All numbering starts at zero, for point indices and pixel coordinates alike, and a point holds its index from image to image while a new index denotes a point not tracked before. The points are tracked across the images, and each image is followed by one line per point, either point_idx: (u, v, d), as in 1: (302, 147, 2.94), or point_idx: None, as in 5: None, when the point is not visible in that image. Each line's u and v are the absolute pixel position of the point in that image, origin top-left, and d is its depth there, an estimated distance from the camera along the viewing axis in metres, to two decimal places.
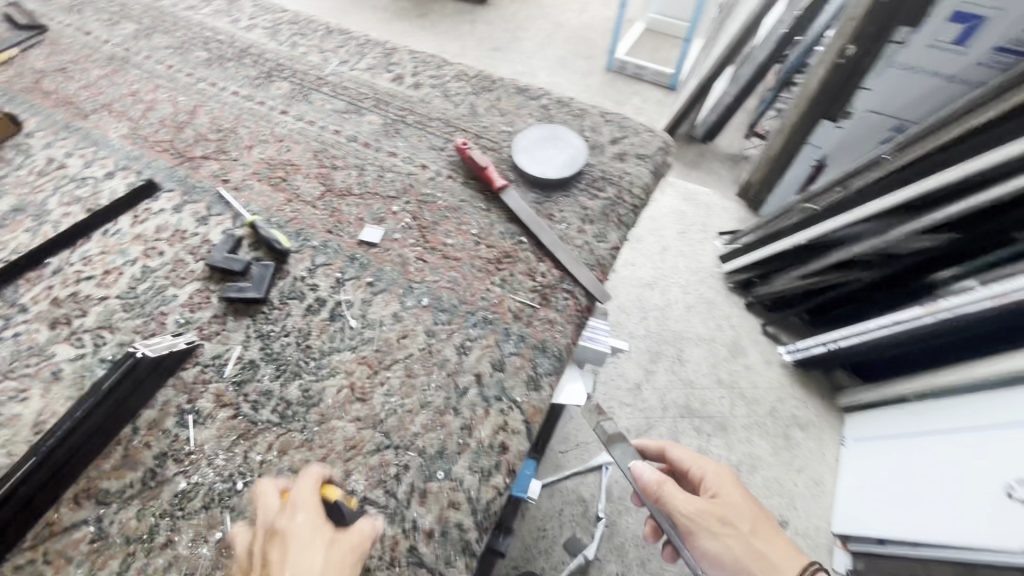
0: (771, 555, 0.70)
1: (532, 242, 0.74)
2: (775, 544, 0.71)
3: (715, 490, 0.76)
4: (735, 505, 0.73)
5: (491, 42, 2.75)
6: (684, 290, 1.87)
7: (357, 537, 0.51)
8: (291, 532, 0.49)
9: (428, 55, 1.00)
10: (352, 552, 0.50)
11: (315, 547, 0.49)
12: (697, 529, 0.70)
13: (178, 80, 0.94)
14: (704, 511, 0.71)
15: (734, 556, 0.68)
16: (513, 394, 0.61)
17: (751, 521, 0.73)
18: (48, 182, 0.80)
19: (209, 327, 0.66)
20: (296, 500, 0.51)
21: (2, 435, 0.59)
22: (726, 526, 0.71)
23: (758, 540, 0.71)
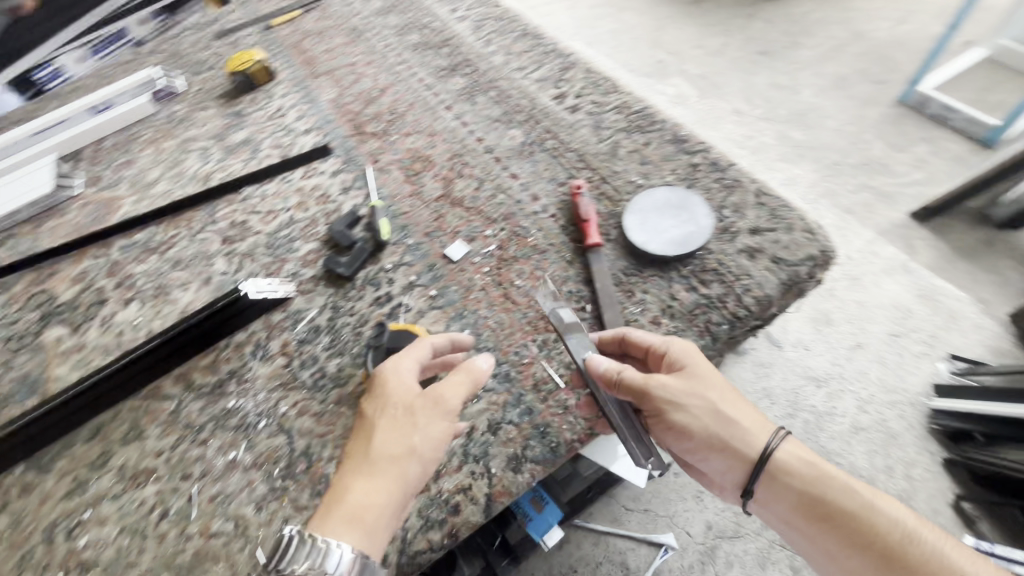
0: (745, 425, 0.58)
1: (594, 314, 0.68)
2: (744, 411, 0.59)
3: (680, 360, 0.60)
4: (706, 376, 0.59)
5: (763, 44, 2.27)
6: (863, 406, 1.42)
7: (430, 406, 0.56)
8: (386, 422, 0.56)
9: (602, 78, 0.95)
10: (425, 418, 0.55)
11: (386, 419, 0.56)
12: (668, 411, 0.58)
13: (387, 59, 1.08)
14: (671, 393, 0.58)
15: (713, 437, 0.58)
16: (491, 461, 0.60)
17: (726, 394, 0.59)
18: (270, 127, 1.02)
19: (306, 284, 0.80)
20: (396, 396, 0.57)
21: (166, 309, 0.82)
22: (700, 403, 0.58)
23: (736, 412, 0.58)
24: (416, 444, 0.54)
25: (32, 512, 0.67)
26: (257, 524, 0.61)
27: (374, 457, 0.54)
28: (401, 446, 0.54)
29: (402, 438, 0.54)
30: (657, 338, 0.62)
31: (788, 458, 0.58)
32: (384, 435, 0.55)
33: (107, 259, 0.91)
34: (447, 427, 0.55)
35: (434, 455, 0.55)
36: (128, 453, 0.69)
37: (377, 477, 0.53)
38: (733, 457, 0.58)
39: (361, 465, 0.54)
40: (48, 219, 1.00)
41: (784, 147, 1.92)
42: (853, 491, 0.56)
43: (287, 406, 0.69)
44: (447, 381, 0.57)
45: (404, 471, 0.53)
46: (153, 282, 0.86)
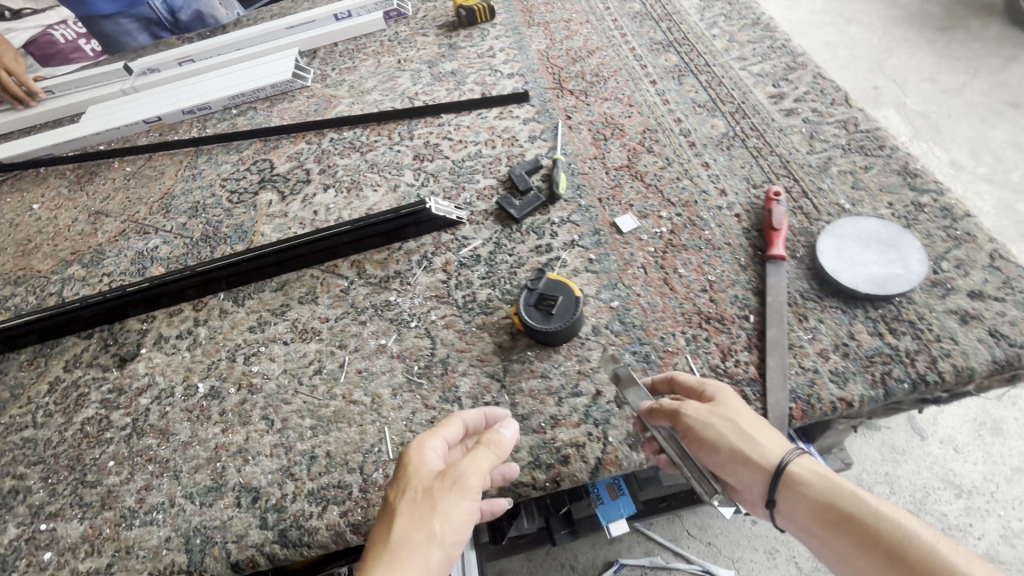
0: (767, 443, 0.54)
1: (756, 326, 0.64)
2: (771, 437, 0.55)
3: (713, 393, 0.58)
4: (737, 409, 0.56)
5: None
6: (1007, 536, 1.21)
7: (449, 487, 0.52)
8: (402, 511, 0.52)
9: (833, 85, 0.86)
10: (446, 501, 0.51)
11: (407, 502, 0.52)
12: (696, 431, 0.56)
13: (603, 22, 1.08)
14: (700, 416, 0.56)
15: (736, 452, 0.54)
16: (610, 430, 0.61)
17: (754, 420, 0.56)
18: (478, 65, 1.08)
19: (477, 215, 0.85)
20: (410, 483, 0.54)
21: (356, 203, 0.92)
22: (727, 424, 0.55)
23: (760, 433, 0.55)
24: (437, 527, 0.50)
25: (223, 333, 0.81)
26: (390, 406, 0.68)
27: (393, 546, 0.49)
28: (422, 529, 0.50)
29: (424, 523, 0.50)
30: (694, 376, 0.61)
31: (799, 469, 0.53)
32: (405, 518, 0.51)
33: (319, 147, 1.04)
34: (471, 510, 0.52)
35: (457, 540, 0.51)
36: (302, 310, 0.80)
37: (397, 566, 0.48)
38: (754, 470, 0.54)
39: (381, 554, 0.49)
40: (281, 101, 1.16)
41: (1009, 219, 1.61)
42: (863, 497, 0.50)
43: (435, 316, 0.75)
44: (467, 459, 0.54)
45: (426, 558, 0.49)
46: (350, 176, 0.97)
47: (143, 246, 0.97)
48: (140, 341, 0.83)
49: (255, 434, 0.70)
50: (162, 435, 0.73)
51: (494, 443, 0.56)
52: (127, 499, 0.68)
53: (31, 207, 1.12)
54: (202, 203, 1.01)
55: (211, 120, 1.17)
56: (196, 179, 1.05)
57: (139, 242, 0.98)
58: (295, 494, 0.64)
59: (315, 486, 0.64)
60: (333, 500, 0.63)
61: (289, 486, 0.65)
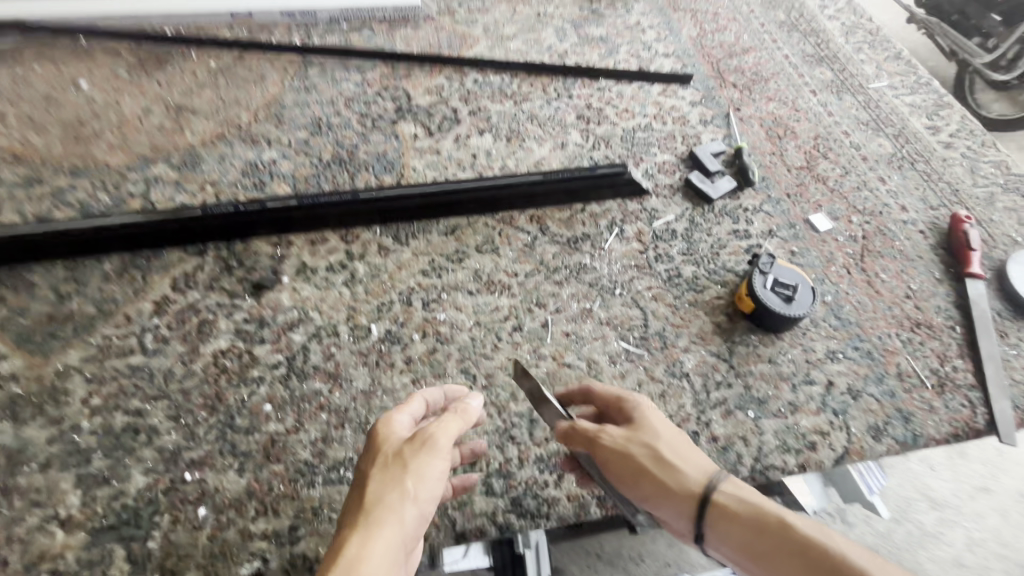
0: (686, 467, 0.53)
1: (964, 337, 0.68)
2: (688, 458, 0.54)
3: (633, 412, 0.57)
4: (656, 429, 0.55)
5: None
6: (969, 544, 1.48)
7: (420, 448, 0.49)
8: (373, 474, 0.48)
9: (979, 128, 0.93)
10: (417, 461, 0.48)
11: (376, 467, 0.48)
12: (615, 464, 0.54)
13: (752, 23, 1.09)
14: (617, 442, 0.55)
15: (658, 485, 0.53)
16: (851, 421, 0.62)
17: (674, 439, 0.55)
18: (628, 37, 1.05)
19: (663, 189, 0.82)
20: (377, 445, 0.50)
21: (520, 154, 0.85)
22: (644, 452, 0.54)
23: (681, 457, 0.54)
24: (411, 485, 0.47)
25: (389, 273, 0.70)
26: (611, 374, 0.64)
27: (368, 510, 0.46)
28: (393, 489, 0.46)
29: (396, 483, 0.47)
30: (613, 391, 0.59)
31: (723, 494, 0.52)
32: (376, 481, 0.47)
33: (462, 85, 0.94)
34: (445, 466, 0.49)
35: (432, 497, 0.48)
36: (484, 260, 0.72)
37: (372, 527, 0.44)
38: (679, 504, 0.53)
39: (354, 520, 0.46)
40: (402, 27, 1.03)
41: None
42: (788, 524, 0.49)
43: (641, 287, 0.71)
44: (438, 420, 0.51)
45: (400, 518, 0.45)
46: (507, 125, 0.89)
47: (254, 157, 0.82)
48: (277, 268, 0.70)
49: None
50: (333, 381, 0.61)
51: (459, 405, 0.53)
52: (300, 452, 0.57)
53: (75, 83, 0.90)
54: (325, 121, 0.87)
55: (314, 28, 1.01)
56: (311, 92, 0.91)
57: (248, 151, 0.82)
58: (521, 459, 0.58)
59: (545, 452, 0.58)
60: (568, 469, 0.58)
61: (510, 451, 0.58)
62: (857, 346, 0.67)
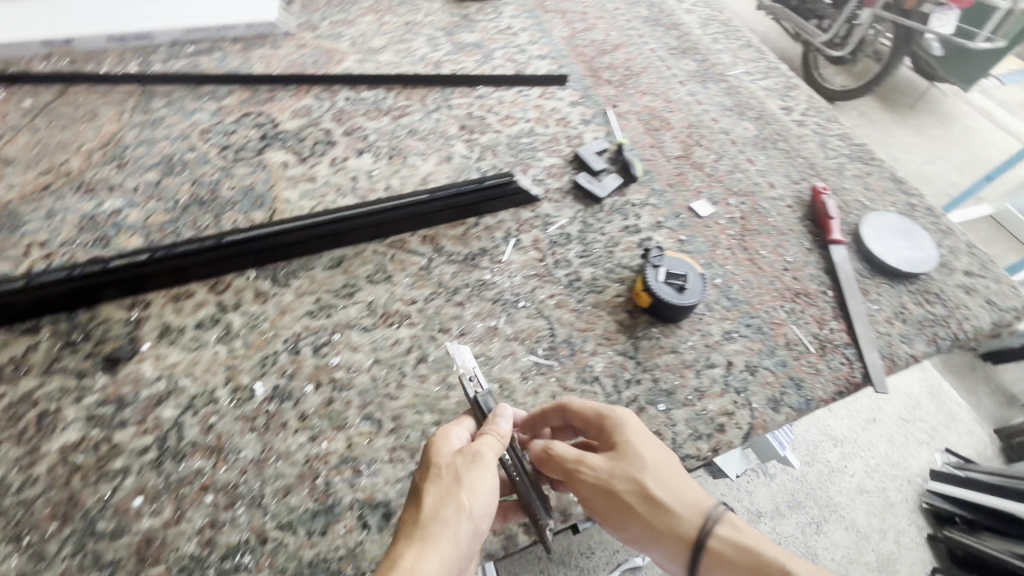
0: (677, 505, 0.55)
1: (835, 299, 0.75)
2: (679, 492, 0.55)
3: (616, 439, 0.57)
4: (641, 460, 0.56)
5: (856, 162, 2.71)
6: (869, 471, 1.67)
7: (472, 462, 0.51)
8: (428, 488, 0.50)
9: (823, 105, 1.03)
10: (470, 474, 0.50)
11: (430, 480, 0.51)
12: (600, 500, 0.55)
13: (618, 20, 1.12)
14: (601, 476, 0.56)
15: (646, 528, 0.55)
16: (751, 397, 0.65)
17: (660, 468, 0.56)
18: (501, 41, 1.04)
19: (553, 193, 0.81)
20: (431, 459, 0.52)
21: (404, 171, 0.81)
22: (630, 490, 0.55)
23: (670, 493, 0.55)
24: (464, 500, 0.49)
25: (271, 320, 0.64)
26: (524, 392, 0.62)
27: (422, 522, 0.48)
28: (449, 503, 0.49)
29: (450, 497, 0.49)
30: (593, 410, 0.58)
31: (717, 540, 0.54)
32: (431, 495, 0.50)
33: (333, 104, 0.88)
34: (494, 480, 0.51)
35: (485, 512, 0.50)
36: (377, 291, 0.68)
37: (427, 541, 0.47)
38: (666, 545, 0.55)
39: (411, 531, 0.48)
40: (260, 45, 0.95)
41: None
42: (786, 567, 0.53)
43: (544, 296, 0.70)
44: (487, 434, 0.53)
45: (455, 533, 0.48)
46: (387, 142, 0.84)
47: (92, 209, 0.70)
48: (134, 334, 0.61)
49: (360, 439, 0.57)
50: (217, 454, 0.54)
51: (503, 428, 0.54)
52: (183, 546, 0.49)
53: None
54: (178, 157, 0.77)
55: (155, 53, 0.90)
56: (157, 126, 0.80)
57: (84, 202, 0.71)
58: None
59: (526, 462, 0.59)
60: None
61: None
62: (748, 324, 0.71)
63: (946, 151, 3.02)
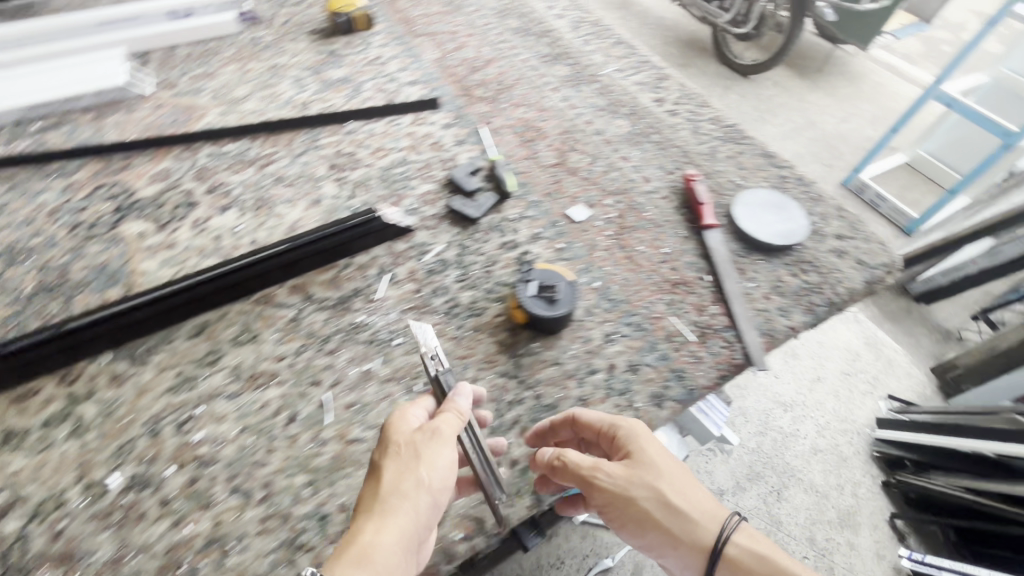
0: (695, 514, 0.57)
1: (713, 283, 0.76)
2: (696, 500, 0.58)
3: (630, 447, 0.59)
4: (655, 465, 0.58)
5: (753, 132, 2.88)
6: (820, 430, 1.72)
7: (431, 438, 0.53)
8: (387, 464, 0.52)
9: (694, 92, 1.06)
10: (429, 450, 0.53)
11: (390, 457, 0.53)
12: (616, 505, 0.58)
13: (489, 35, 1.13)
14: (617, 483, 0.58)
15: (663, 534, 0.57)
16: (635, 397, 0.65)
17: (672, 474, 0.58)
18: (371, 73, 1.03)
19: (428, 220, 0.81)
20: (391, 437, 0.54)
21: (271, 222, 0.79)
22: (647, 497, 0.57)
23: (686, 501, 0.57)
24: (423, 474, 0.51)
25: (128, 404, 0.61)
26: None
27: (382, 498, 0.50)
28: (408, 479, 0.51)
29: (410, 472, 0.51)
30: (605, 419, 0.60)
31: (733, 546, 0.57)
32: (391, 471, 0.52)
33: (193, 163, 0.85)
34: (453, 455, 0.53)
35: (444, 484, 0.52)
36: (244, 353, 0.65)
37: (386, 515, 0.49)
38: (683, 552, 0.57)
39: (371, 505, 0.50)
40: (113, 111, 0.91)
41: None
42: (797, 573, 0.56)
43: (421, 328, 0.69)
44: (446, 411, 0.55)
45: (414, 506, 0.50)
46: (252, 194, 0.82)
47: None
48: None
49: (227, 516, 0.54)
50: (67, 562, 0.51)
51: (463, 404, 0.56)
52: None
53: None
54: (24, 245, 0.74)
55: None
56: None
57: None
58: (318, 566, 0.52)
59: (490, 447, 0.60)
60: None
61: (302, 561, 0.52)
62: (630, 323, 0.71)
63: (858, 107, 3.16)
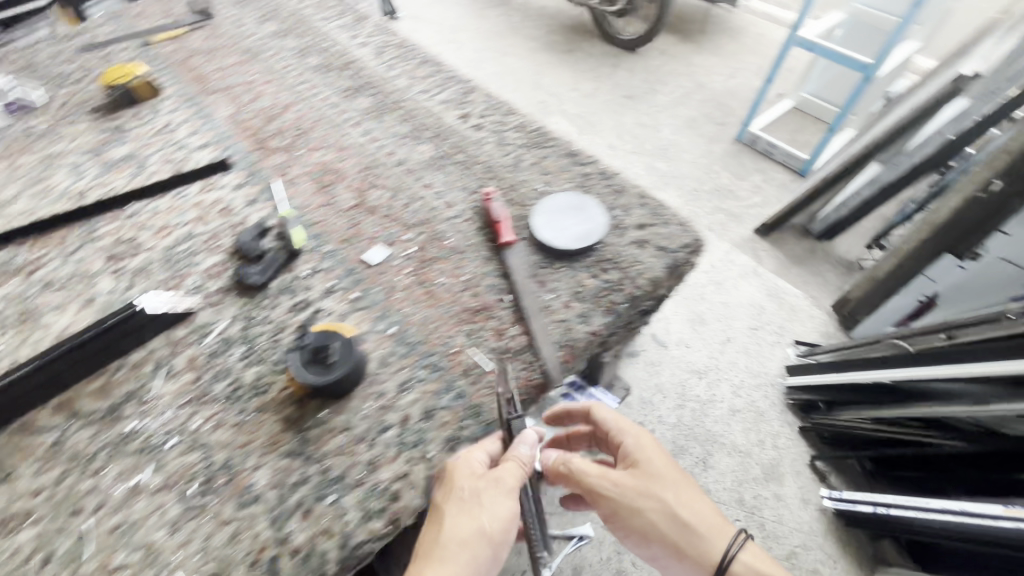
0: (695, 523, 0.69)
1: (514, 303, 0.74)
2: (697, 513, 0.70)
3: (635, 457, 0.73)
4: (657, 476, 0.71)
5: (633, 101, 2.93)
6: (736, 390, 1.75)
7: (494, 488, 0.59)
8: (450, 510, 0.58)
9: (501, 101, 1.04)
10: (490, 500, 0.59)
11: (453, 505, 0.58)
12: (622, 511, 0.71)
13: (288, 79, 1.09)
14: (624, 491, 0.71)
15: (663, 539, 0.69)
16: (428, 447, 0.62)
17: (671, 486, 0.71)
18: (158, 143, 0.97)
19: (213, 297, 0.76)
20: (453, 485, 0.58)
21: (36, 335, 0.72)
22: (650, 505, 0.70)
23: (685, 511, 0.70)
24: (485, 526, 0.58)
25: None
26: (171, 548, 0.55)
27: (443, 544, 0.57)
28: (474, 529, 0.57)
29: (472, 521, 0.58)
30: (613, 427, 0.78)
31: (726, 554, 0.68)
32: (455, 519, 0.58)
33: None
34: (512, 506, 0.60)
35: (503, 531, 0.59)
36: None
37: (451, 562, 0.56)
38: (681, 556, 0.69)
39: (436, 551, 0.57)
40: None
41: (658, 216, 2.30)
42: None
43: (199, 421, 0.64)
44: (510, 465, 0.60)
45: (478, 555, 0.57)
46: (16, 308, 0.75)
47: None
48: None
49: None
50: None
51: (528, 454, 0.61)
52: None
53: None
54: None
55: None
56: None
57: None
58: None
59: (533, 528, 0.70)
60: None
61: None
62: (427, 365, 0.68)
63: (741, 61, 3.24)
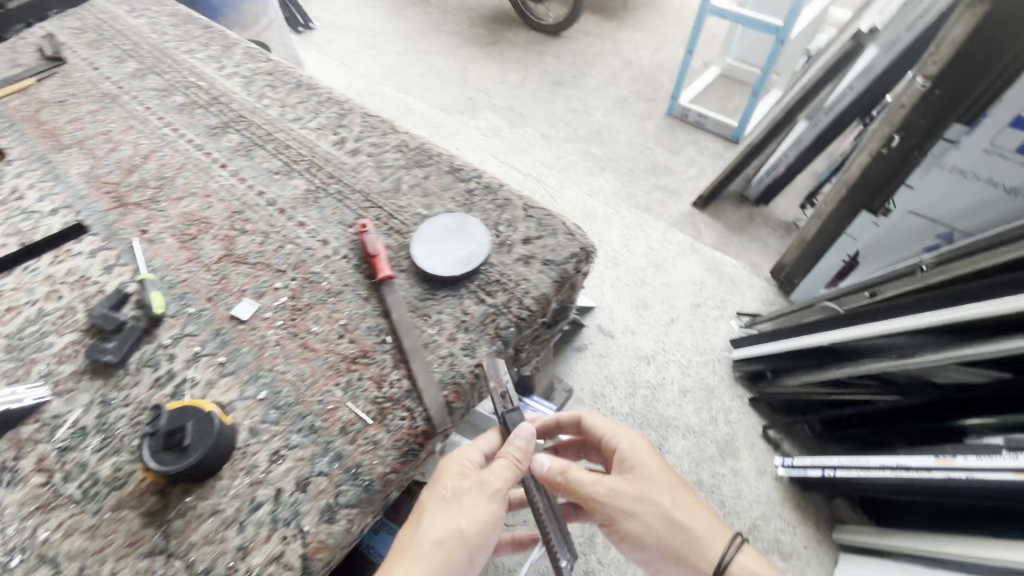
0: (691, 525, 0.69)
1: (395, 344, 0.70)
2: (693, 515, 0.70)
3: (631, 463, 0.73)
4: (653, 480, 0.71)
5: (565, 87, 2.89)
6: (684, 370, 1.75)
7: (478, 488, 0.63)
8: (432, 508, 0.63)
9: (379, 119, 0.99)
10: (472, 499, 0.63)
11: (435, 501, 0.63)
12: (618, 517, 0.70)
13: (148, 123, 1.00)
14: (621, 496, 0.70)
15: (657, 544, 0.69)
16: (303, 520, 0.58)
17: (667, 490, 0.71)
18: (3, 213, 0.88)
19: (65, 383, 0.69)
20: (441, 484, 0.64)
21: None
22: (647, 508, 0.70)
23: (681, 515, 0.70)
24: (462, 527, 0.61)
25: None
26: None
27: (418, 542, 0.60)
28: (448, 528, 0.60)
29: (449, 522, 0.61)
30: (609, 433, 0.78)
31: (719, 557, 0.69)
32: (432, 519, 0.61)
33: None
34: (491, 509, 0.62)
35: (482, 537, 0.61)
36: None
37: (419, 560, 0.59)
38: (677, 560, 0.69)
39: (410, 548, 0.60)
40: None
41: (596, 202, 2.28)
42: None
43: (49, 531, 0.58)
44: (498, 466, 0.65)
45: (450, 555, 0.59)
46: None
47: None
48: None
49: None
50: None
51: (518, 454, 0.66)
52: None
53: None
54: None
55: None
56: None
57: None
58: None
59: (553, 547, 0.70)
60: None
61: None
62: (301, 428, 0.63)
63: (665, 33, 3.23)
